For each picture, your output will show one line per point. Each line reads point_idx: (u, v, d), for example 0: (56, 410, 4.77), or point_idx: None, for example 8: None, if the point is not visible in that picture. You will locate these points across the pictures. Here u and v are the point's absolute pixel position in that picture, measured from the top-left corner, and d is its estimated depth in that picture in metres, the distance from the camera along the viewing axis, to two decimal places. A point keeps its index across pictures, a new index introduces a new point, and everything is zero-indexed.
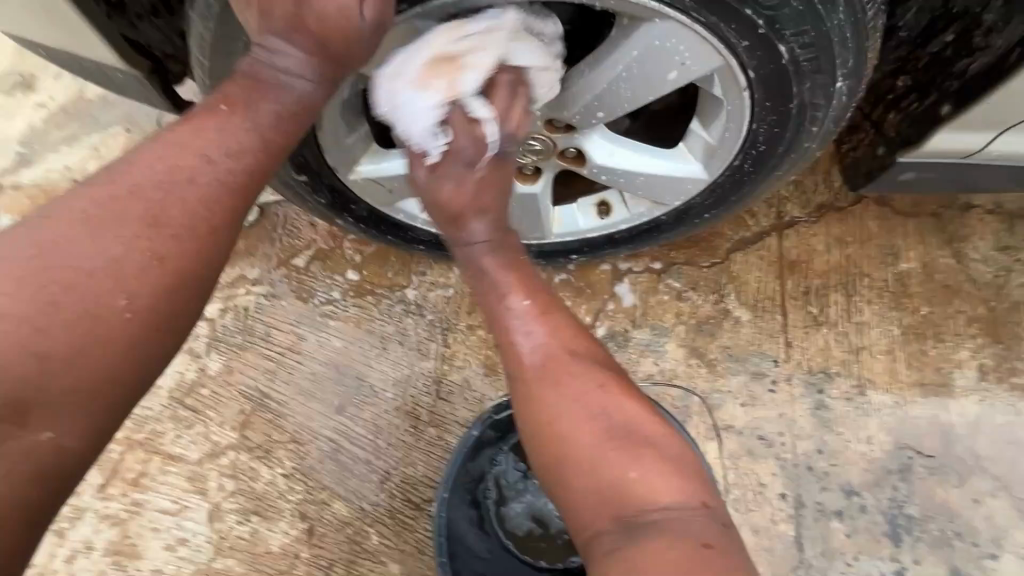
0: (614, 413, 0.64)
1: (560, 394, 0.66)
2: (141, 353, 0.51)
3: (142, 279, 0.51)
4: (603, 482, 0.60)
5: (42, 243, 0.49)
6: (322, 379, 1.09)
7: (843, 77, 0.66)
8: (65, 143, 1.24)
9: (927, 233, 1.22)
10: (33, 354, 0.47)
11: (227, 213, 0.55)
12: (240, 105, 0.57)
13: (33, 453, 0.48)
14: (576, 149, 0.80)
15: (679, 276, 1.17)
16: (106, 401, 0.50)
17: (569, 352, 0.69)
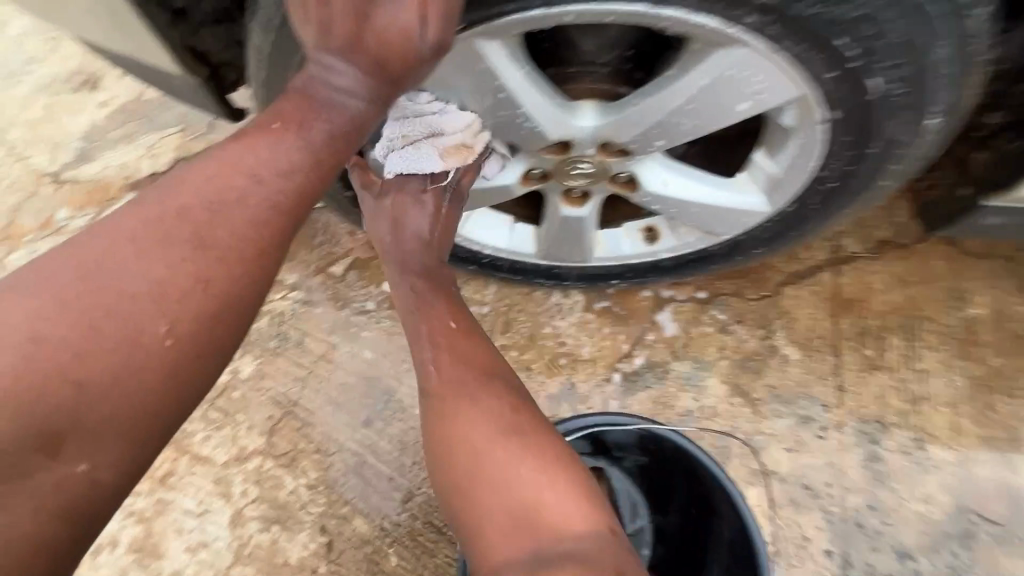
0: (529, 440, 0.65)
1: (473, 419, 0.67)
2: (182, 381, 0.50)
3: (186, 305, 0.50)
4: (505, 508, 0.61)
5: (89, 263, 0.49)
6: (351, 390, 1.08)
7: (936, 114, 0.61)
8: (122, 141, 1.28)
9: (999, 278, 1.13)
10: (69, 382, 0.46)
11: (275, 235, 0.54)
12: (292, 123, 0.55)
13: (67, 484, 0.47)
14: (629, 175, 0.76)
15: (725, 308, 1.11)
16: (143, 431, 0.49)
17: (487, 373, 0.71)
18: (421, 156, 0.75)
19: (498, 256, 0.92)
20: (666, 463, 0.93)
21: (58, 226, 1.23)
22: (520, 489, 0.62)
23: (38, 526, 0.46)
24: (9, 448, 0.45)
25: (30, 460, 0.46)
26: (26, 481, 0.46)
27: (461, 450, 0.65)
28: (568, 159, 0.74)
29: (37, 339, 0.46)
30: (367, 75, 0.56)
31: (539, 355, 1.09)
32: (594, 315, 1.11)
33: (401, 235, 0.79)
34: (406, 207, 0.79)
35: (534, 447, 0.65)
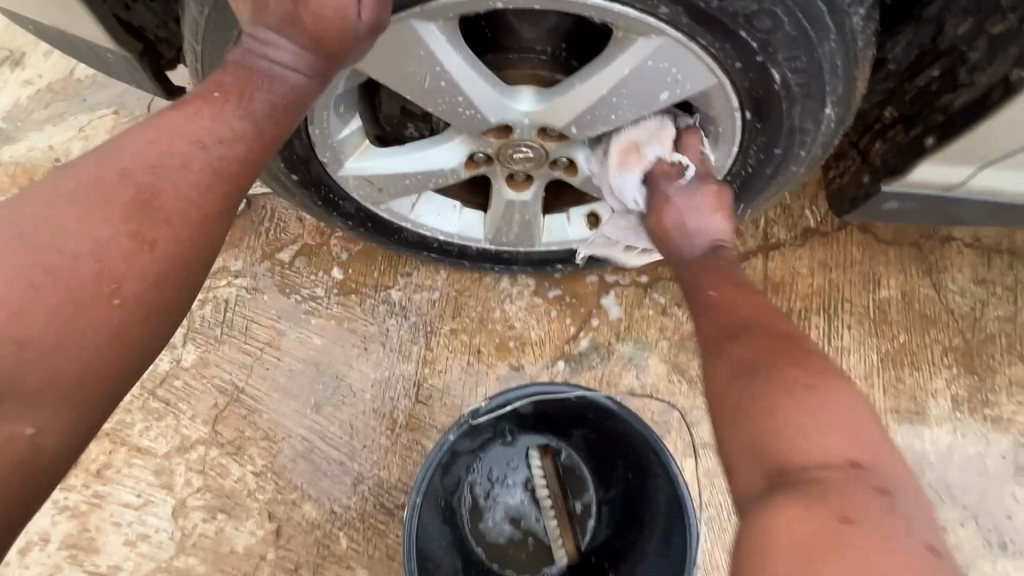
0: (791, 375, 0.56)
1: (728, 338, 0.63)
2: (131, 342, 0.50)
3: (130, 267, 0.49)
4: (762, 424, 0.54)
5: (24, 225, 0.48)
6: (299, 376, 1.08)
7: (832, 103, 0.66)
8: (50, 123, 1.22)
9: (907, 263, 1.24)
10: (12, 340, 0.45)
11: (218, 201, 0.54)
12: (233, 96, 0.55)
13: (10, 446, 0.45)
14: (569, 159, 0.80)
15: (665, 291, 1.16)
16: (91, 392, 0.48)
17: (744, 310, 0.65)
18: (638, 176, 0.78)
19: (445, 241, 0.98)
20: (604, 434, 0.96)
21: None
22: (783, 408, 0.54)
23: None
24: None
25: None
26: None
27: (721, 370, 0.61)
28: (510, 143, 0.77)
29: None
30: (306, 51, 0.57)
31: (489, 338, 1.12)
32: (542, 300, 1.15)
33: (682, 236, 0.76)
34: (684, 218, 0.76)
35: (794, 375, 0.56)
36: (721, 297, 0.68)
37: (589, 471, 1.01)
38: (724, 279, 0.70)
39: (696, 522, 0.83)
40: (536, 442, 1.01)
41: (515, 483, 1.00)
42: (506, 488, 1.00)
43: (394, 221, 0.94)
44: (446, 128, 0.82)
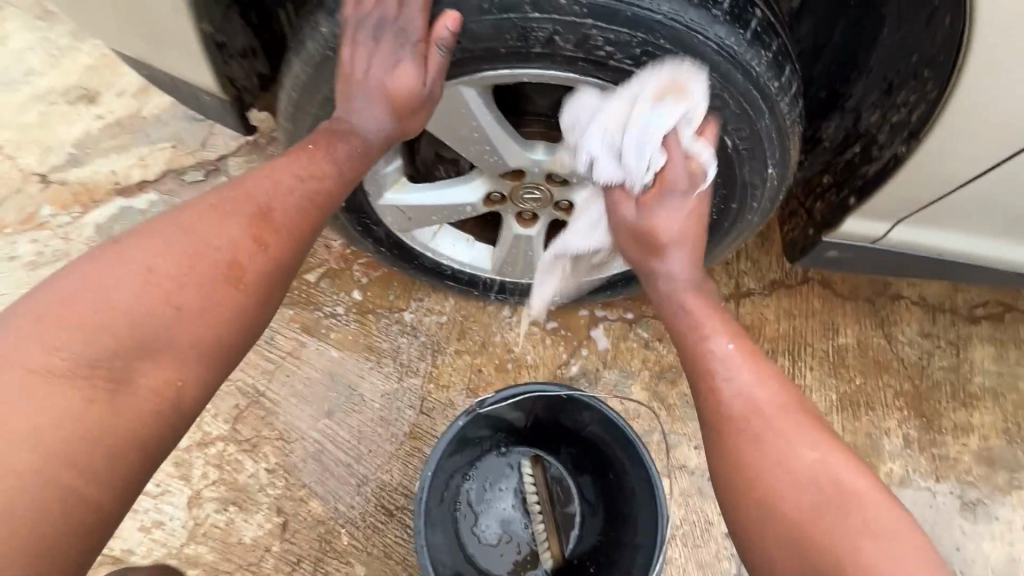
0: (826, 505, 0.67)
1: (771, 455, 0.71)
2: (245, 320, 0.70)
3: (251, 262, 0.70)
4: (815, 556, 0.65)
5: (183, 225, 0.69)
6: (316, 384, 1.18)
7: (773, 165, 0.84)
8: (114, 151, 1.38)
9: (862, 315, 1.40)
10: (174, 306, 0.65)
11: (310, 221, 0.76)
12: (326, 147, 0.79)
13: (161, 391, 0.64)
14: (568, 202, 0.98)
15: (647, 327, 1.30)
16: (215, 353, 0.68)
17: (780, 413, 0.74)
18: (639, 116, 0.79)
19: (457, 269, 1.14)
20: (587, 443, 1.06)
21: (41, 221, 1.31)
22: (832, 538, 0.65)
23: (132, 426, 0.62)
24: (113, 355, 0.62)
25: (135, 365, 0.63)
26: (126, 389, 0.62)
27: (755, 483, 0.71)
28: (522, 185, 0.95)
29: (153, 271, 0.65)
30: (387, 117, 0.80)
31: (489, 359, 1.25)
32: (538, 328, 1.28)
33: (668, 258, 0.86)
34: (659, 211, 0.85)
35: (834, 506, 0.67)
36: (763, 404, 0.74)
37: (574, 483, 1.11)
38: (746, 346, 0.79)
39: (669, 517, 0.91)
40: (527, 451, 1.11)
41: (506, 488, 1.09)
42: (497, 493, 1.09)
43: (416, 249, 1.09)
44: (471, 170, 0.99)
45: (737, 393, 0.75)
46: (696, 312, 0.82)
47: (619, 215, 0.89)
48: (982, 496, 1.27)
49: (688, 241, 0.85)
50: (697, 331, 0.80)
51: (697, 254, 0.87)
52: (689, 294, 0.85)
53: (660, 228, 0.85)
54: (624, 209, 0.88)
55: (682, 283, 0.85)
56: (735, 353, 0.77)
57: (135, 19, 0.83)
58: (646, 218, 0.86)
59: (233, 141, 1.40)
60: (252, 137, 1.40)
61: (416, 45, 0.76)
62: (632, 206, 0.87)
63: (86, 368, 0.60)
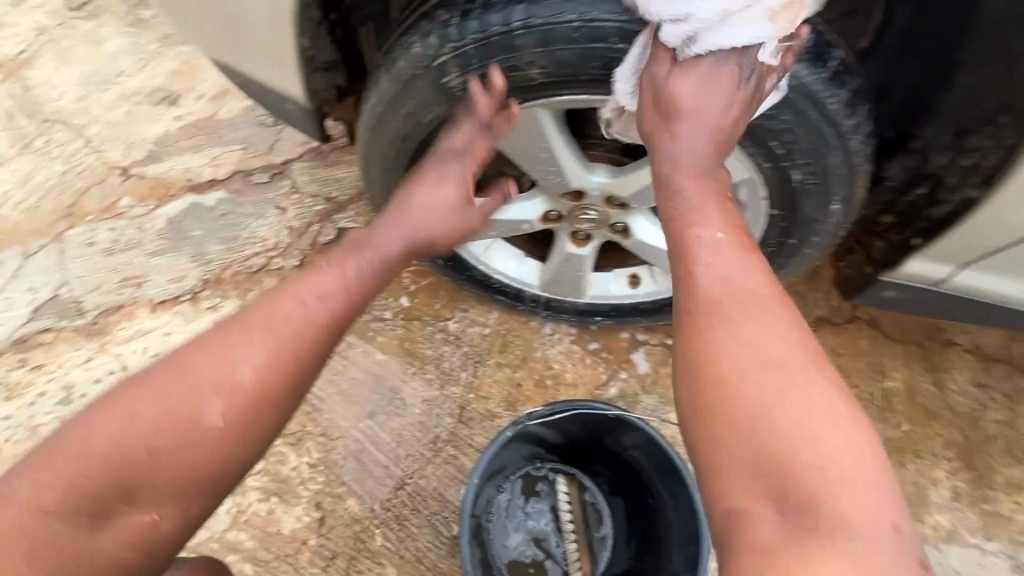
0: (785, 388, 0.58)
1: (747, 350, 0.61)
2: (226, 456, 0.71)
3: (241, 399, 0.71)
4: (762, 440, 0.56)
5: (181, 364, 0.71)
6: (361, 385, 1.22)
7: (837, 202, 0.86)
8: (189, 150, 1.47)
9: (912, 359, 1.36)
10: (150, 451, 0.67)
11: (304, 360, 0.75)
12: (344, 264, 0.82)
13: (138, 526, 0.69)
14: (624, 225, 1.01)
15: None
16: (195, 487, 0.70)
17: (761, 303, 0.63)
18: None
19: (506, 283, 1.16)
20: (626, 465, 1.06)
21: (119, 211, 1.40)
22: (786, 424, 0.56)
23: (125, 550, 0.68)
24: (104, 494, 0.66)
25: (113, 505, 0.67)
26: (112, 521, 0.67)
27: (721, 366, 0.61)
28: (580, 206, 0.97)
29: (136, 417, 0.68)
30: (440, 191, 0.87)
31: (529, 374, 1.26)
32: (578, 347, 1.30)
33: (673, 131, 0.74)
34: (686, 79, 0.73)
35: (795, 391, 0.58)
36: (745, 290, 0.65)
37: (608, 505, 1.10)
38: (729, 224, 0.70)
39: (712, 544, 0.91)
40: (563, 472, 1.11)
41: (541, 508, 1.09)
42: (533, 510, 1.09)
43: (469, 260, 1.13)
44: (531, 187, 1.02)
45: (712, 269, 0.66)
46: (683, 191, 0.73)
47: (648, 71, 0.74)
48: None
49: (704, 116, 0.73)
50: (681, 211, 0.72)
51: (714, 143, 0.74)
52: (688, 175, 0.73)
53: (682, 91, 0.73)
54: (658, 66, 0.73)
55: (684, 154, 0.74)
56: (724, 243, 0.68)
57: (233, 30, 0.90)
58: (671, 81, 0.73)
59: (299, 147, 1.48)
60: (316, 144, 1.47)
61: (462, 170, 0.86)
62: (668, 63, 0.73)
63: (78, 502, 0.65)
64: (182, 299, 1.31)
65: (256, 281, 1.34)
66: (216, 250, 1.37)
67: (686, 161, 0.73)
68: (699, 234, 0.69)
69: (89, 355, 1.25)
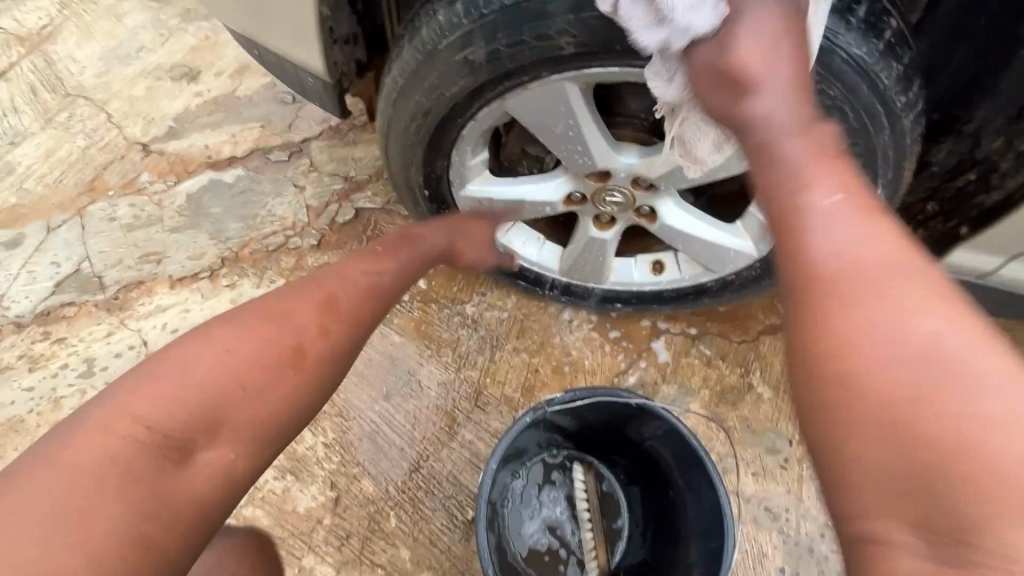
0: (952, 379, 0.42)
1: (887, 346, 0.45)
2: (302, 399, 0.71)
3: (313, 347, 0.73)
4: (917, 454, 0.42)
5: (265, 310, 0.73)
6: (377, 366, 1.21)
7: (882, 186, 0.82)
8: (209, 127, 1.46)
9: None
10: (238, 384, 0.66)
11: (370, 311, 0.83)
12: (388, 257, 0.93)
13: (215, 469, 0.63)
14: (650, 208, 0.97)
15: (711, 344, 1.27)
16: (273, 428, 0.68)
17: (898, 276, 0.48)
18: None
19: (525, 267, 1.14)
20: (645, 456, 1.04)
21: (139, 186, 1.40)
22: (958, 432, 0.41)
23: (204, 495, 0.62)
24: (186, 428, 0.61)
25: (196, 440, 0.62)
26: (186, 463, 0.61)
27: (850, 358, 0.47)
28: (605, 187, 0.94)
29: (229, 349, 0.67)
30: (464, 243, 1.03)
31: (546, 360, 1.24)
32: (597, 333, 1.27)
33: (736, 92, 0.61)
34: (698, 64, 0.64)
35: (968, 382, 0.42)
36: (874, 260, 0.49)
37: (624, 495, 1.08)
38: (842, 178, 0.55)
39: (735, 540, 0.88)
40: (580, 459, 1.09)
41: (557, 497, 1.08)
42: (548, 498, 1.08)
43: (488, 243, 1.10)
44: (555, 168, 0.99)
45: (827, 237, 0.51)
46: (781, 149, 0.58)
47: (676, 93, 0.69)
48: None
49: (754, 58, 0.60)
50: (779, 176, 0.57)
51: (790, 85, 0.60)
52: (787, 130, 0.58)
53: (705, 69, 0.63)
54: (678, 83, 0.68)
55: (758, 105, 0.60)
56: (840, 208, 0.52)
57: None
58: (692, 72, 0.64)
59: (318, 125, 1.46)
60: (335, 123, 1.46)
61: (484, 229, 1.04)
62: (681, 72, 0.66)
63: (159, 437, 0.60)
64: (201, 276, 1.31)
65: (273, 259, 1.33)
66: (235, 227, 1.36)
67: (765, 114, 0.60)
68: (807, 198, 0.54)
69: (111, 329, 1.26)
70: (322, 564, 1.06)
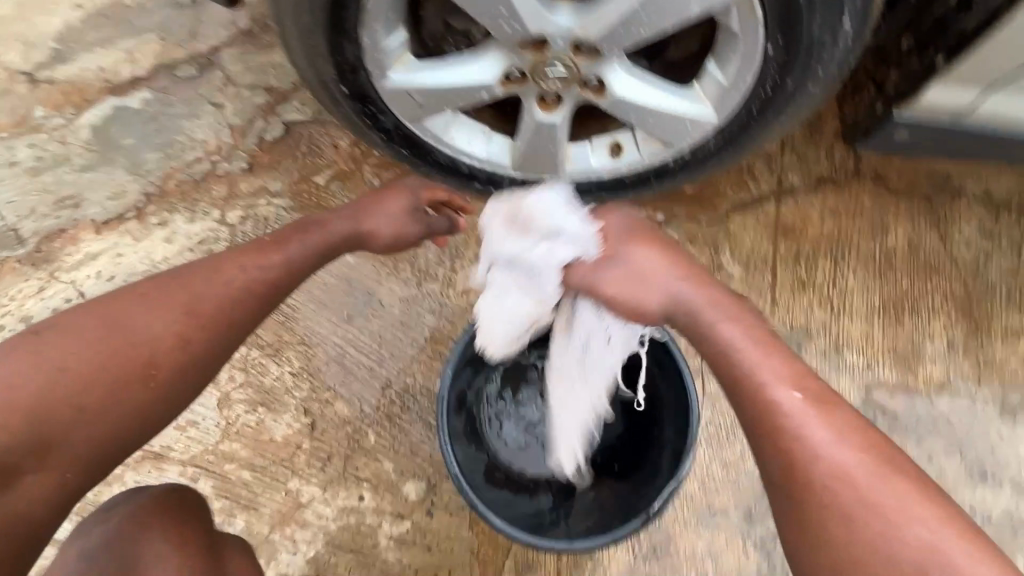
0: (905, 543, 0.61)
1: (869, 531, 0.62)
2: (150, 415, 0.72)
3: (164, 360, 0.72)
4: None
5: (117, 318, 0.72)
6: (334, 290, 1.15)
7: (849, 17, 0.75)
8: (99, 45, 1.27)
9: (917, 213, 1.28)
10: (73, 406, 0.67)
11: (244, 318, 0.78)
12: (288, 245, 0.85)
13: (50, 484, 0.68)
14: (598, 80, 0.87)
15: (679, 229, 1.25)
16: (114, 445, 0.71)
17: (865, 469, 0.64)
18: (528, 249, 0.80)
19: (474, 166, 1.04)
20: None
21: (34, 124, 1.24)
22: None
23: (46, 501, 0.68)
24: (16, 452, 0.65)
25: (28, 459, 0.66)
26: (16, 483, 0.66)
27: (837, 528, 0.63)
28: (545, 59, 0.84)
29: (63, 369, 0.67)
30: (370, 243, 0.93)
31: None
32: None
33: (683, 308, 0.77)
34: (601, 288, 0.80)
35: (917, 544, 0.60)
36: (843, 458, 0.65)
37: None
38: (798, 377, 0.70)
39: (700, 414, 0.91)
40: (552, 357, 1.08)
41: (532, 395, 1.08)
42: (522, 399, 1.08)
43: (426, 139, 0.99)
44: (484, 41, 0.88)
45: (805, 439, 0.66)
46: (750, 362, 0.71)
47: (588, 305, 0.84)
48: None
49: (686, 273, 0.79)
50: (752, 380, 0.70)
51: (717, 294, 0.77)
52: (744, 344, 0.72)
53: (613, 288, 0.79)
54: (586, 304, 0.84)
55: (722, 323, 0.74)
56: (805, 403, 0.67)
57: None
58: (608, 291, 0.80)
59: (224, 29, 1.27)
60: (244, 24, 1.27)
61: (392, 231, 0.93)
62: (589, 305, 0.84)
63: None
64: (127, 216, 1.20)
65: (204, 189, 1.22)
66: (154, 159, 1.23)
67: (722, 324, 0.74)
68: (783, 401, 0.68)
69: (41, 285, 1.17)
70: (308, 485, 1.07)
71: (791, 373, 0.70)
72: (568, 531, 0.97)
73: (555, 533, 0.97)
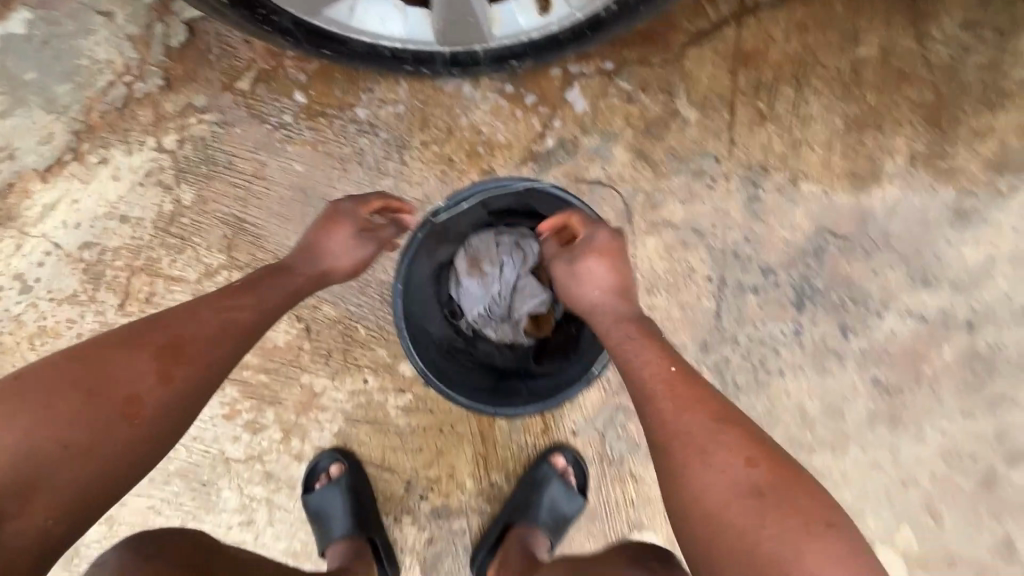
0: (738, 482, 0.71)
1: (709, 480, 0.72)
2: (135, 458, 0.72)
3: (150, 396, 0.72)
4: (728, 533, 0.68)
5: (104, 358, 0.73)
6: (292, 202, 1.18)
7: None
8: None
9: (893, 13, 1.17)
10: (62, 445, 0.67)
11: (222, 353, 0.79)
12: (261, 285, 0.88)
13: (28, 532, 0.65)
14: None
15: (630, 77, 1.17)
16: (97, 492, 0.69)
17: (707, 427, 0.76)
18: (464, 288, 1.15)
19: (396, 48, 0.96)
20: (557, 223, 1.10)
21: None
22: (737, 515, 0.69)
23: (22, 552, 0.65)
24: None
25: (10, 502, 0.64)
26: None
27: (690, 482, 0.73)
28: None
29: (51, 407, 0.67)
30: (331, 271, 0.97)
31: (459, 146, 1.17)
32: (506, 101, 1.16)
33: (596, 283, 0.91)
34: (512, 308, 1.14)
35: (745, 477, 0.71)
36: (691, 420, 0.76)
37: None
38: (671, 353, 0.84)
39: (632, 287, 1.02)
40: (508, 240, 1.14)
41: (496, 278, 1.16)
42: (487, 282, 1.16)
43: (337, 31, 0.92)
44: None
45: (669, 394, 0.79)
46: (631, 338, 0.86)
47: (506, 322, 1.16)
48: (979, 203, 1.22)
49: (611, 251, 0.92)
50: (633, 354, 0.84)
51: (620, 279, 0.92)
52: (631, 324, 0.88)
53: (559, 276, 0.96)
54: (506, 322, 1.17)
55: (617, 308, 0.90)
56: (668, 376, 0.81)
57: None
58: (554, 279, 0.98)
59: None
60: None
61: (350, 255, 0.98)
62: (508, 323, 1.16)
63: None
64: (65, 160, 1.18)
65: (130, 116, 1.17)
66: (65, 91, 1.15)
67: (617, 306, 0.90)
68: (658, 369, 0.81)
69: (16, 243, 1.20)
70: (318, 378, 1.23)
71: (663, 355, 0.83)
72: (524, 397, 1.10)
73: (509, 397, 1.10)
